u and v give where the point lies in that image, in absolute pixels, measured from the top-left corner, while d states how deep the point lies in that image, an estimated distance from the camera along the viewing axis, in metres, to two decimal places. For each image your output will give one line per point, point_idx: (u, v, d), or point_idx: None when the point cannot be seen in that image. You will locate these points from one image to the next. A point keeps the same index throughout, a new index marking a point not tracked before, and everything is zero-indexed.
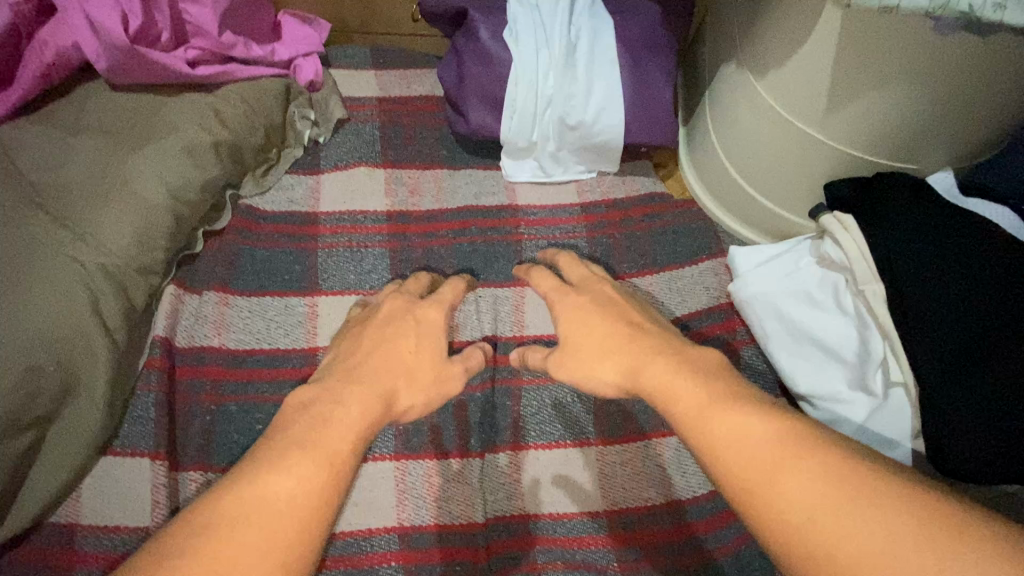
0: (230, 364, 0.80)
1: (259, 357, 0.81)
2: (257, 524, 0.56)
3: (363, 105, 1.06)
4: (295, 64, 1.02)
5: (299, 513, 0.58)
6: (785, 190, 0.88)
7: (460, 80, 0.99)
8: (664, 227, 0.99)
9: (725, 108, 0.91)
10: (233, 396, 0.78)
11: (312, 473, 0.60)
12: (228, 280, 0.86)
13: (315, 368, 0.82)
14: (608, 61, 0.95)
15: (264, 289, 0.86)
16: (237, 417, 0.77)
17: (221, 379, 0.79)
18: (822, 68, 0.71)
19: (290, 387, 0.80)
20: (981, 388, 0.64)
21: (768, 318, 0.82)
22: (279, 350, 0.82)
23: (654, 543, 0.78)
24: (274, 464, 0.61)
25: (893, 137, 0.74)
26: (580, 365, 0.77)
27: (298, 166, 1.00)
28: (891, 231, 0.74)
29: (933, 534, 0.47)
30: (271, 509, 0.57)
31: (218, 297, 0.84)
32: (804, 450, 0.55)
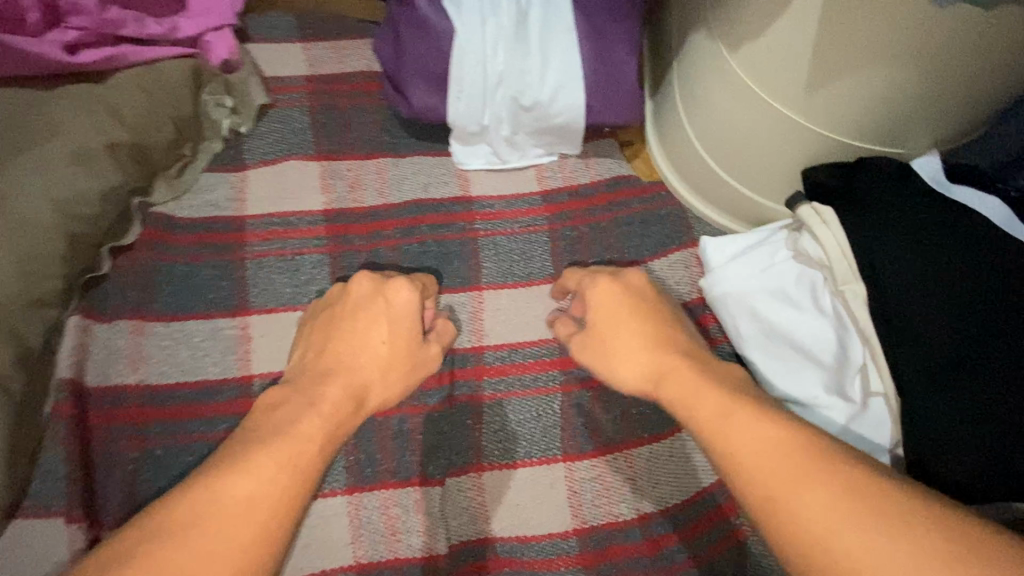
0: (153, 403, 0.71)
1: (187, 392, 0.73)
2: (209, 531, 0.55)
3: (290, 86, 0.93)
4: (205, 40, 0.87)
5: (258, 523, 0.56)
6: (759, 174, 0.81)
7: (398, 56, 0.87)
8: (631, 215, 0.91)
9: (695, 82, 0.81)
10: (158, 439, 0.70)
11: (268, 480, 0.58)
12: (144, 304, 0.76)
13: (251, 400, 0.74)
14: (566, 29, 0.83)
15: (186, 311, 0.76)
16: (165, 463, 0.69)
17: (143, 422, 0.70)
18: (803, 43, 0.62)
19: (224, 423, 0.72)
20: (968, 404, 0.61)
21: (742, 318, 0.76)
22: (208, 382, 0.74)
23: (627, 560, 0.75)
24: (231, 471, 0.59)
25: (878, 119, 0.67)
26: (603, 356, 0.73)
27: (219, 162, 0.88)
28: (875, 227, 0.68)
29: (958, 555, 0.45)
30: (225, 511, 0.56)
31: (132, 326, 0.74)
32: (828, 461, 0.52)
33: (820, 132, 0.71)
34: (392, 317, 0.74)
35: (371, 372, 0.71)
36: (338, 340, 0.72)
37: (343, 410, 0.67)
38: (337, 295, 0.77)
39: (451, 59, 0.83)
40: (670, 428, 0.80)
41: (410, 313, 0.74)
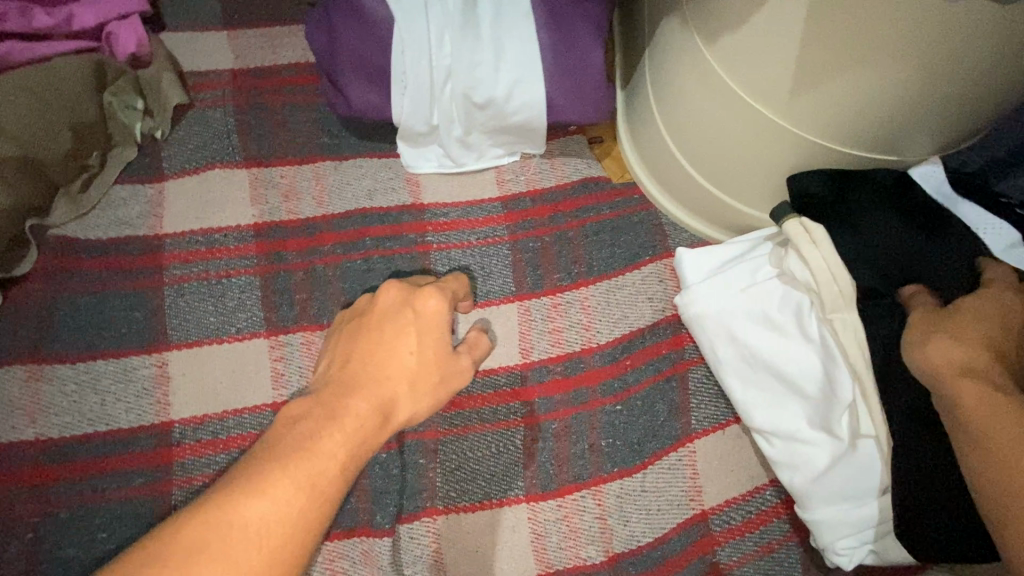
0: (55, 459, 0.63)
1: (95, 443, 0.64)
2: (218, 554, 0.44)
3: (214, 82, 0.82)
4: (107, 31, 0.76)
5: (271, 541, 0.46)
6: (739, 180, 0.72)
7: (332, 47, 0.76)
8: (600, 223, 0.82)
9: (668, 76, 0.72)
10: (62, 501, 0.62)
11: (294, 497, 0.49)
12: (43, 343, 0.66)
13: (171, 449, 0.65)
14: (521, 16, 0.73)
15: (92, 350, 0.67)
16: (72, 527, 0.61)
17: (44, 482, 0.62)
18: (789, 36, 0.53)
19: (139, 478, 0.64)
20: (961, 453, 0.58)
21: (720, 340, 0.70)
22: (120, 431, 0.65)
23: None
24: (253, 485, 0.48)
25: (874, 124, 0.58)
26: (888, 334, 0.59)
27: (132, 173, 0.77)
28: (861, 249, 0.64)
29: None
30: (241, 532, 0.46)
31: (29, 369, 0.65)
32: None
33: (810, 136, 0.62)
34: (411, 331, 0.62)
35: (399, 383, 0.59)
36: (364, 354, 0.61)
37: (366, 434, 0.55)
38: (363, 304, 0.66)
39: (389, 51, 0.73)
40: (642, 461, 0.73)
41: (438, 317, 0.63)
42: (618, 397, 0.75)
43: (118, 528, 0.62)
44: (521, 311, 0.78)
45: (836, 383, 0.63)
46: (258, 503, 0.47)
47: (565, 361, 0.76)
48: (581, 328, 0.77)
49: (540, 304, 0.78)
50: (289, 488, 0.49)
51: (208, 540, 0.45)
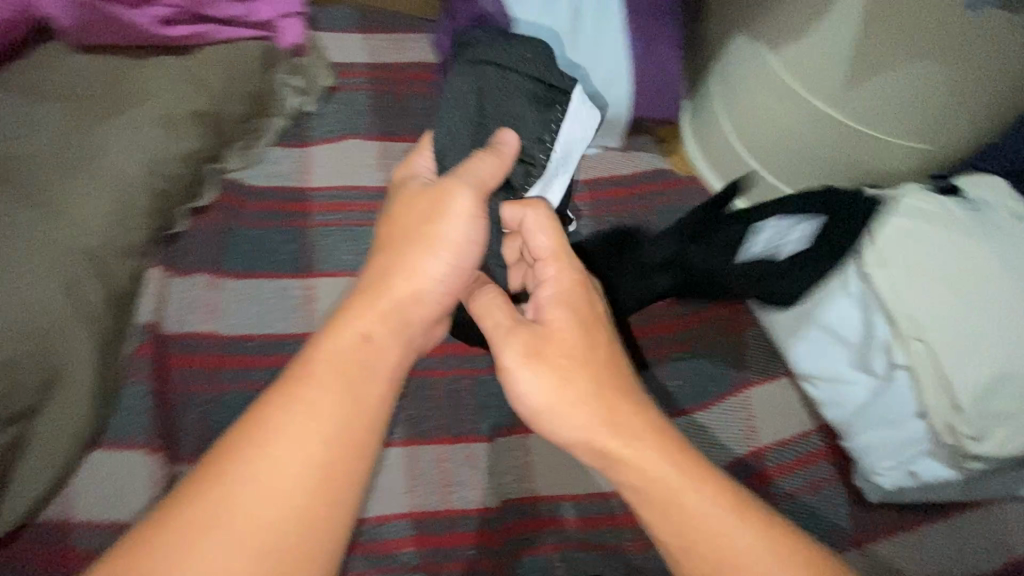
0: (225, 352, 0.76)
1: (256, 343, 0.77)
2: (250, 499, 0.46)
3: (356, 72, 0.99)
4: (276, 25, 0.93)
5: (327, 473, 0.47)
6: (791, 167, 0.88)
7: (459, 47, 0.93)
8: (670, 205, 0.97)
9: (734, 81, 0.89)
10: (227, 385, 0.74)
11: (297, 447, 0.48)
12: (219, 261, 0.81)
13: None
14: (616, 29, 0.90)
15: (254, 271, 0.81)
16: (235, 407, 0.74)
17: (217, 368, 0.75)
18: (843, 40, 0.70)
19: None
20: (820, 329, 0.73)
21: (772, 300, 0.82)
22: (276, 335, 0.78)
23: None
24: (263, 447, 0.47)
25: (913, 116, 0.73)
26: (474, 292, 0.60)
27: (287, 138, 0.93)
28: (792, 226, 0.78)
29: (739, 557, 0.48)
30: (262, 481, 0.46)
31: (206, 279, 0.79)
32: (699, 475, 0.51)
33: (853, 128, 0.78)
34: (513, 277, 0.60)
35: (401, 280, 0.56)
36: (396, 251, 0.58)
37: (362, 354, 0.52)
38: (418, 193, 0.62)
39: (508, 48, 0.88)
40: (706, 401, 0.84)
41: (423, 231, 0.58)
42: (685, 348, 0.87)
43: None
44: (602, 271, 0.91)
45: (872, 328, 0.73)
46: (288, 417, 0.49)
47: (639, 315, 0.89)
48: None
49: None
50: (287, 438, 0.48)
51: (207, 527, 0.44)
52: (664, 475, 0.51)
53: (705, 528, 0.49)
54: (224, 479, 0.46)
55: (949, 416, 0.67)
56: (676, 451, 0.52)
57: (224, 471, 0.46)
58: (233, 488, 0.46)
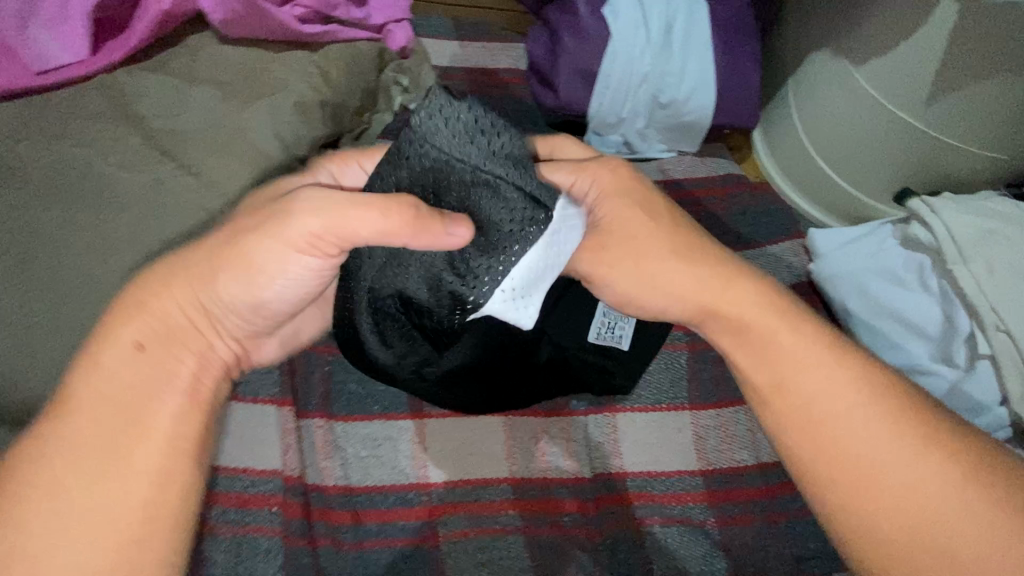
0: None
1: None
2: (94, 488, 0.50)
3: (453, 75, 1.07)
4: (387, 29, 1.02)
5: (128, 472, 0.51)
6: (864, 173, 0.94)
7: (553, 54, 1.00)
8: (745, 207, 1.01)
9: (812, 94, 0.95)
10: None
11: (117, 434, 0.52)
12: None
13: None
14: (703, 42, 0.99)
15: None
16: (354, 368, 0.80)
17: None
18: (933, 56, 0.76)
19: None
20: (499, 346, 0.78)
21: (850, 295, 0.86)
22: None
23: (737, 500, 0.83)
24: (55, 439, 0.51)
25: (992, 127, 0.79)
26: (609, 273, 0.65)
27: (390, 132, 1.01)
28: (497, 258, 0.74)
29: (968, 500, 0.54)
30: (109, 502, 0.50)
31: None
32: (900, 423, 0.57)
33: (930, 136, 0.84)
34: (678, 247, 0.63)
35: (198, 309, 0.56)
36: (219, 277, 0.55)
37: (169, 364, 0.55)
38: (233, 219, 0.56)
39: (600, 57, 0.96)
40: None
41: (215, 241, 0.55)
42: None
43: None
44: None
45: (955, 320, 0.79)
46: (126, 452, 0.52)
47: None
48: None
49: None
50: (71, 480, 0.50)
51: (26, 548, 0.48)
52: (901, 483, 0.55)
53: (924, 511, 0.54)
54: (51, 450, 0.51)
55: None
56: (877, 400, 0.58)
57: (50, 450, 0.51)
58: (85, 469, 0.50)
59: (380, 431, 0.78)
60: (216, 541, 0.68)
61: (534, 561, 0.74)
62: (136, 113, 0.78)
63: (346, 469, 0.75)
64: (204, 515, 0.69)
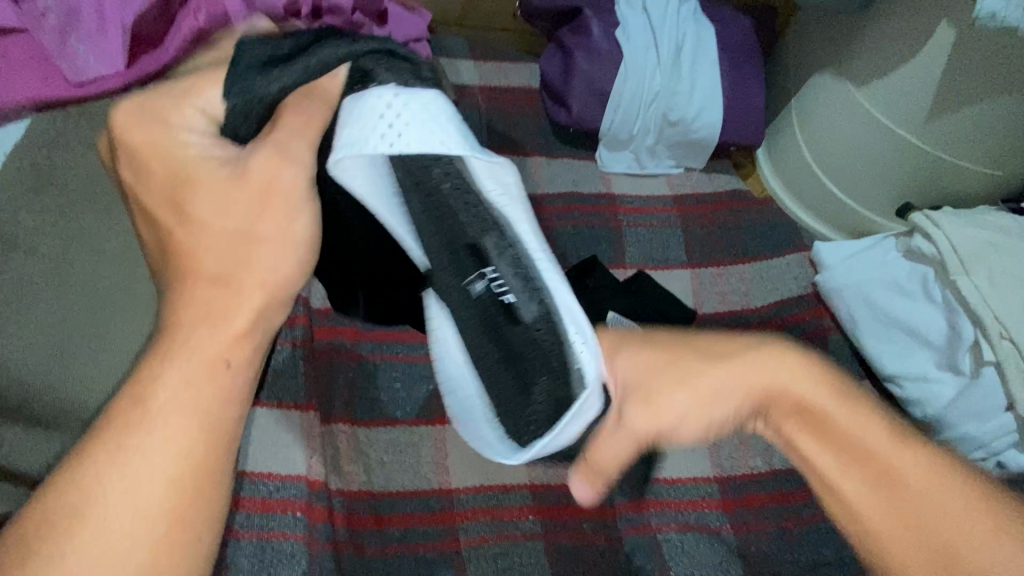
0: (364, 325, 0.84)
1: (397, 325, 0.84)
2: (124, 505, 0.41)
3: (469, 92, 1.11)
4: (408, 48, 1.05)
5: (182, 486, 0.42)
6: (866, 189, 0.98)
7: (566, 74, 1.04)
8: (751, 221, 1.06)
9: (814, 113, 1.00)
10: (370, 355, 0.82)
11: (173, 447, 0.42)
12: None
13: None
14: (711, 64, 1.03)
15: None
16: (376, 374, 0.81)
17: (359, 339, 0.83)
18: (931, 77, 0.81)
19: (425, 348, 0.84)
20: None
21: (856, 306, 0.90)
22: None
23: (766, 503, 0.85)
24: (113, 451, 0.41)
25: (987, 145, 0.84)
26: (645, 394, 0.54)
27: None
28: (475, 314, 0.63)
29: None
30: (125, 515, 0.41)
31: None
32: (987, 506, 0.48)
33: (930, 154, 0.88)
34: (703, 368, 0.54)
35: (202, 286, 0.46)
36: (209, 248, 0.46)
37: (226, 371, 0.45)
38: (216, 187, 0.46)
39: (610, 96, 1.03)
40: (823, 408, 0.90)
41: (250, 238, 0.46)
42: None
43: (406, 384, 0.82)
44: (692, 275, 1.00)
45: (959, 329, 0.81)
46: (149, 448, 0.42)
47: (730, 316, 0.97)
48: (742, 292, 0.99)
49: (707, 272, 1.00)
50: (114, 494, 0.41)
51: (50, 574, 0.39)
52: None
53: None
54: (103, 467, 0.41)
55: None
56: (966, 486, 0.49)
57: (100, 468, 0.41)
58: (119, 482, 0.41)
59: (407, 436, 0.79)
60: (239, 546, 0.68)
61: (554, 567, 0.75)
62: None
63: (369, 474, 0.76)
64: (230, 520, 0.69)
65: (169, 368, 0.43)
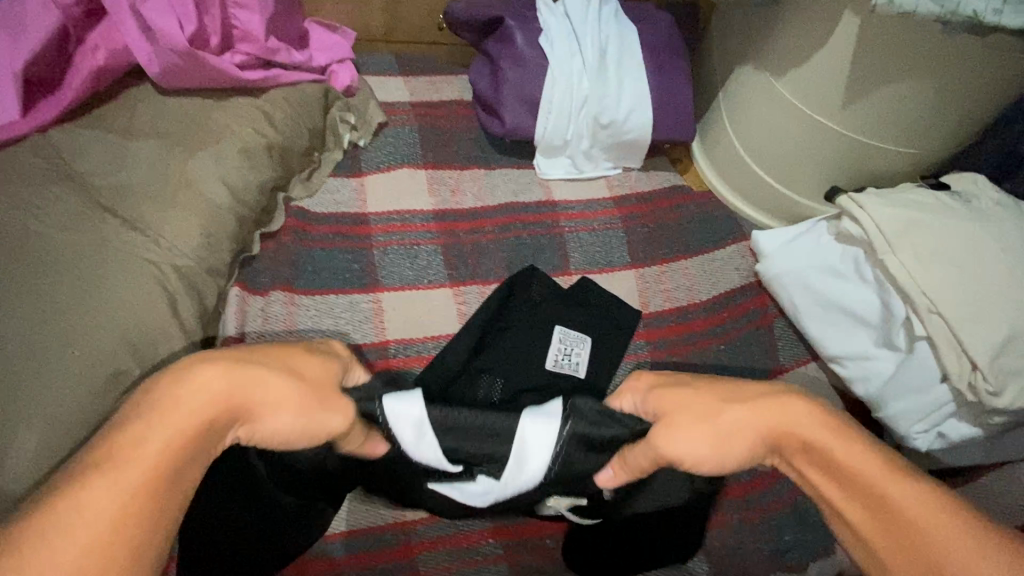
0: None
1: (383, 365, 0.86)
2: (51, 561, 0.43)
3: (400, 110, 1.09)
4: (331, 70, 1.05)
5: (111, 523, 0.45)
6: (797, 176, 1.00)
7: (495, 84, 1.04)
8: (690, 216, 1.07)
9: (741, 106, 1.01)
10: None
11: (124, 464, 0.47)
12: (292, 280, 0.88)
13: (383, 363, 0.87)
14: (636, 65, 1.04)
15: (327, 287, 0.90)
16: None
17: None
18: (841, 65, 0.83)
19: None
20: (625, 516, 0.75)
21: (796, 291, 0.92)
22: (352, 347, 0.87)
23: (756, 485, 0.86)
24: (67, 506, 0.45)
25: (902, 126, 0.86)
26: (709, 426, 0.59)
27: (341, 169, 1.02)
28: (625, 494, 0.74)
29: None
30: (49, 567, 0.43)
31: (285, 296, 0.87)
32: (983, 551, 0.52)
33: (851, 138, 0.90)
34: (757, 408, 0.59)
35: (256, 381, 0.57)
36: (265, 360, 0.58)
37: (221, 415, 0.52)
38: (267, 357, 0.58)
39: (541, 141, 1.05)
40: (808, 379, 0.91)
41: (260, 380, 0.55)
42: (721, 341, 0.95)
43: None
44: (637, 276, 1.00)
45: (891, 307, 0.84)
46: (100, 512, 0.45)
47: (677, 312, 0.97)
48: (686, 289, 0.99)
49: (651, 272, 1.00)
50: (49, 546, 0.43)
51: None
52: None
53: None
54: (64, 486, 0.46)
55: (970, 374, 0.76)
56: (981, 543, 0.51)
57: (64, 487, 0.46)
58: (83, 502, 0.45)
59: None
60: None
61: None
62: (76, 173, 0.78)
63: None
64: None
65: (148, 419, 0.50)
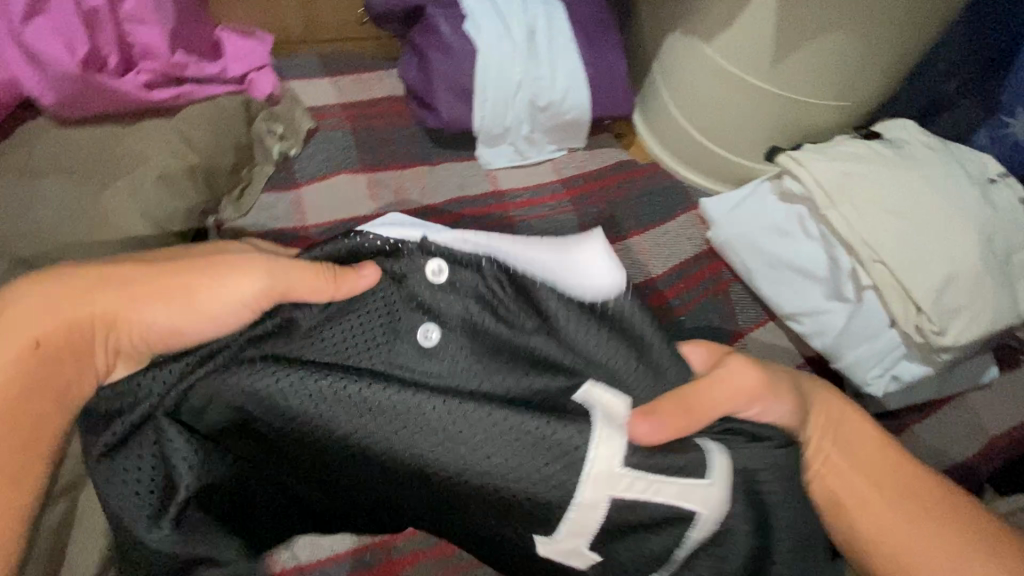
0: None
1: None
2: None
3: (330, 113, 1.04)
4: (250, 78, 0.99)
5: None
6: (738, 140, 1.01)
7: (426, 77, 1.00)
8: (640, 190, 1.06)
9: (675, 74, 1.01)
10: None
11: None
12: None
13: None
14: (567, 42, 1.02)
15: None
16: None
17: None
18: (765, 25, 0.83)
19: None
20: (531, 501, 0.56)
21: (746, 255, 0.93)
22: None
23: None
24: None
25: (831, 79, 0.87)
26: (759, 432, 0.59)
27: (274, 183, 0.97)
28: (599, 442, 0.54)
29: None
30: None
31: None
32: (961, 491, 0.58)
33: (785, 97, 0.91)
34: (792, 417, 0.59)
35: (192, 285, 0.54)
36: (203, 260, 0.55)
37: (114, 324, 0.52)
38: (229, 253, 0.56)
39: (484, 134, 1.03)
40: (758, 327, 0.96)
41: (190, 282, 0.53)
42: (683, 311, 0.95)
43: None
44: None
45: (838, 260, 0.85)
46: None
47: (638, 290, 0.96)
48: (642, 264, 0.99)
49: None
50: None
51: None
52: None
53: None
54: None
55: (916, 318, 0.79)
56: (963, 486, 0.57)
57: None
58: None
59: None
60: None
61: None
62: None
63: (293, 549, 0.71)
64: None
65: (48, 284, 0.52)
